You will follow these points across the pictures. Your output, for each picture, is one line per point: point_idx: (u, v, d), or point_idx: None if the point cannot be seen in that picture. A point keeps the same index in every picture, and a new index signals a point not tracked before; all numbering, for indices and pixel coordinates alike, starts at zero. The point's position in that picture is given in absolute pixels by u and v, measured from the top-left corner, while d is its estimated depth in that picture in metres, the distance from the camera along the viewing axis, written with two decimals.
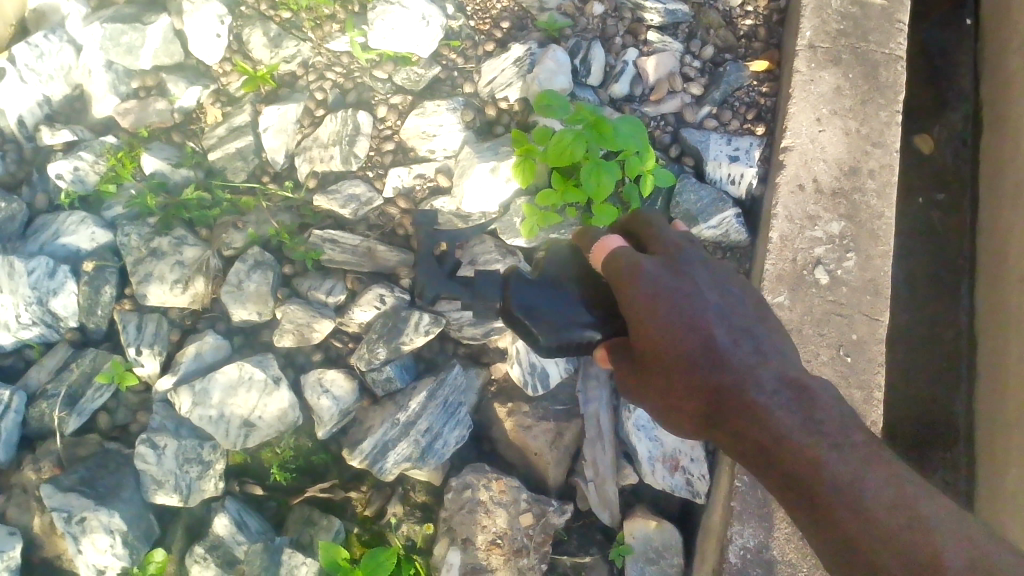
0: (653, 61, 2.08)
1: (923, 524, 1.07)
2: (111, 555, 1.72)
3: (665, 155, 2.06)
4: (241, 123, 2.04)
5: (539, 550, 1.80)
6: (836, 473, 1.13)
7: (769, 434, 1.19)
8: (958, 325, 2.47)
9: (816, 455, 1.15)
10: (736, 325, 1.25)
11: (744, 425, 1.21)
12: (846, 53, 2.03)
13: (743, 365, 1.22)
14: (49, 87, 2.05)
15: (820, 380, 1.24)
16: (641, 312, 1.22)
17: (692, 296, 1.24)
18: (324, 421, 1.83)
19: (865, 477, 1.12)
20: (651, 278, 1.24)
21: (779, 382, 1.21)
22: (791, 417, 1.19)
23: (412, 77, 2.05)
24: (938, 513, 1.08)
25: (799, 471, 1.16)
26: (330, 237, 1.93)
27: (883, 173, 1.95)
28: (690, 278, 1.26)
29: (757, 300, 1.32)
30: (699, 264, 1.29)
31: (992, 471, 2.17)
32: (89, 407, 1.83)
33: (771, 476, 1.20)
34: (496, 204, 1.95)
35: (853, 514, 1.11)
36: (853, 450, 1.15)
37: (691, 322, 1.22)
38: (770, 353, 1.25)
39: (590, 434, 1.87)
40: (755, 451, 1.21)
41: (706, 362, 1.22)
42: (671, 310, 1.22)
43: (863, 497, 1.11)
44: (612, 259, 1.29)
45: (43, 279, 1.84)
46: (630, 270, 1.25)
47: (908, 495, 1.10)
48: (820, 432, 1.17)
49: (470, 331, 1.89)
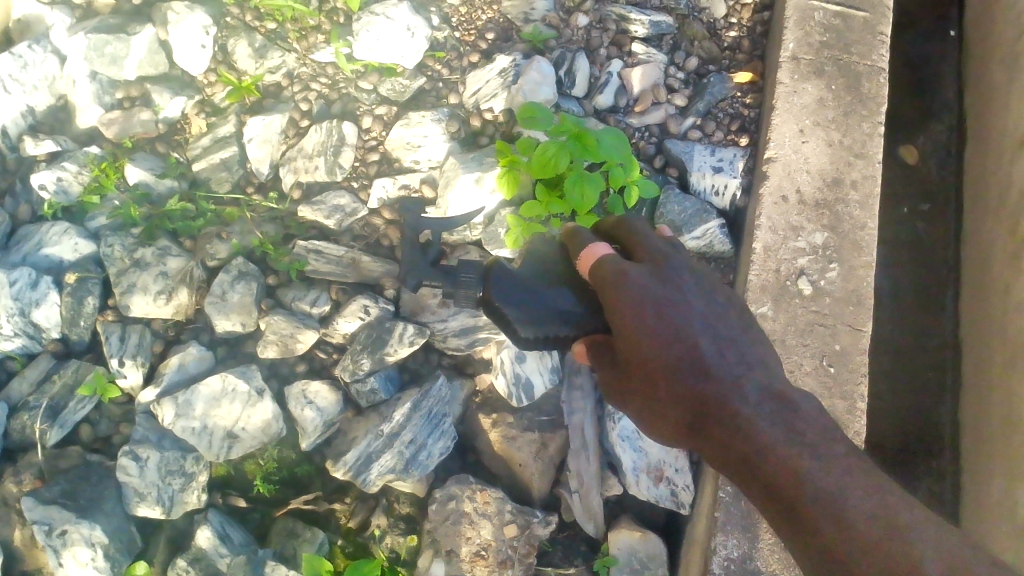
0: (638, 71, 2.08)
1: (904, 537, 1.08)
2: (93, 568, 1.71)
3: (650, 166, 2.06)
4: (226, 134, 2.03)
5: (523, 562, 1.80)
6: (819, 484, 1.13)
7: (751, 443, 1.19)
8: (943, 335, 2.48)
9: (799, 465, 1.15)
10: (722, 334, 1.25)
11: (726, 433, 1.21)
12: (829, 65, 2.05)
13: (728, 376, 1.22)
14: (33, 97, 2.04)
15: (802, 391, 1.25)
16: (628, 319, 1.21)
17: (679, 305, 1.23)
18: (308, 432, 1.82)
19: (847, 487, 1.13)
20: (639, 286, 1.22)
21: (761, 394, 1.21)
22: (774, 427, 1.19)
23: (397, 87, 2.05)
24: (918, 525, 1.10)
25: (780, 483, 1.16)
26: (315, 248, 1.93)
27: (866, 184, 1.96)
28: (677, 286, 1.25)
29: (741, 308, 1.32)
30: (687, 272, 1.28)
31: (976, 479, 2.19)
32: (71, 419, 1.82)
33: (752, 486, 1.20)
34: (481, 215, 1.95)
35: (835, 524, 1.11)
36: (836, 463, 1.15)
37: (677, 332, 1.22)
38: (755, 363, 1.25)
39: (574, 445, 1.86)
40: (736, 462, 1.21)
41: (692, 371, 1.22)
42: (657, 318, 1.21)
43: (845, 507, 1.11)
44: (599, 266, 1.27)
45: (26, 290, 1.84)
46: (616, 277, 1.23)
47: (889, 508, 1.11)
48: (802, 443, 1.17)
49: (454, 342, 1.89)
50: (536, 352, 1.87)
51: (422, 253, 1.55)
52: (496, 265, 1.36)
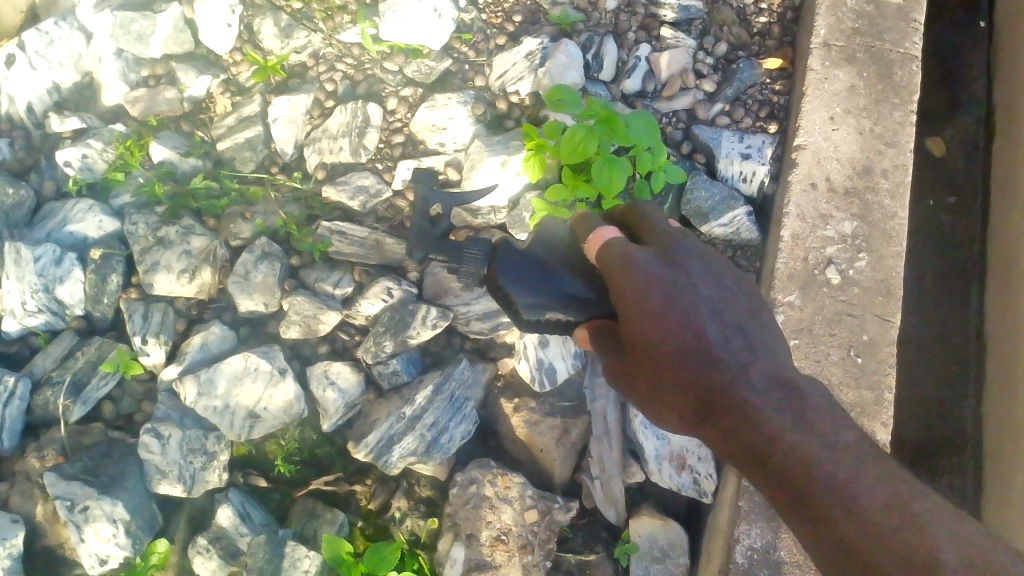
0: (667, 56, 2.06)
1: (915, 521, 1.06)
2: (114, 544, 1.70)
3: (677, 152, 2.05)
4: (250, 113, 2.02)
5: (544, 547, 1.79)
6: (827, 469, 1.11)
7: (758, 432, 1.17)
8: (966, 329, 2.45)
9: (809, 453, 1.13)
10: (730, 320, 1.25)
11: (731, 421, 1.20)
12: (861, 52, 2.02)
13: (733, 362, 1.21)
14: (58, 74, 2.04)
15: (811, 380, 1.23)
16: (634, 304, 1.21)
17: (686, 290, 1.22)
18: (329, 413, 1.81)
19: (858, 474, 1.11)
20: (645, 272, 1.22)
21: (766, 383, 1.21)
22: (780, 415, 1.18)
23: (423, 70, 2.03)
24: (932, 511, 1.06)
25: (787, 470, 1.14)
26: (338, 229, 1.91)
27: (896, 173, 1.94)
28: (683, 271, 1.24)
29: (751, 295, 1.31)
30: (696, 256, 1.28)
31: (999, 477, 2.16)
32: (93, 396, 1.82)
33: (760, 476, 1.18)
34: (506, 198, 1.93)
35: (845, 511, 1.09)
36: (845, 450, 1.13)
37: (684, 316, 1.21)
38: (761, 350, 1.24)
39: (596, 431, 1.85)
40: (744, 453, 1.19)
41: (696, 357, 1.21)
42: (664, 303, 1.20)
43: (857, 494, 1.09)
44: (606, 249, 1.27)
45: (51, 266, 1.83)
46: (624, 259, 1.23)
47: (900, 494, 1.09)
48: (811, 431, 1.15)
49: (477, 326, 1.88)
50: (561, 337, 1.85)
51: (429, 225, 1.56)
52: (503, 243, 1.39)
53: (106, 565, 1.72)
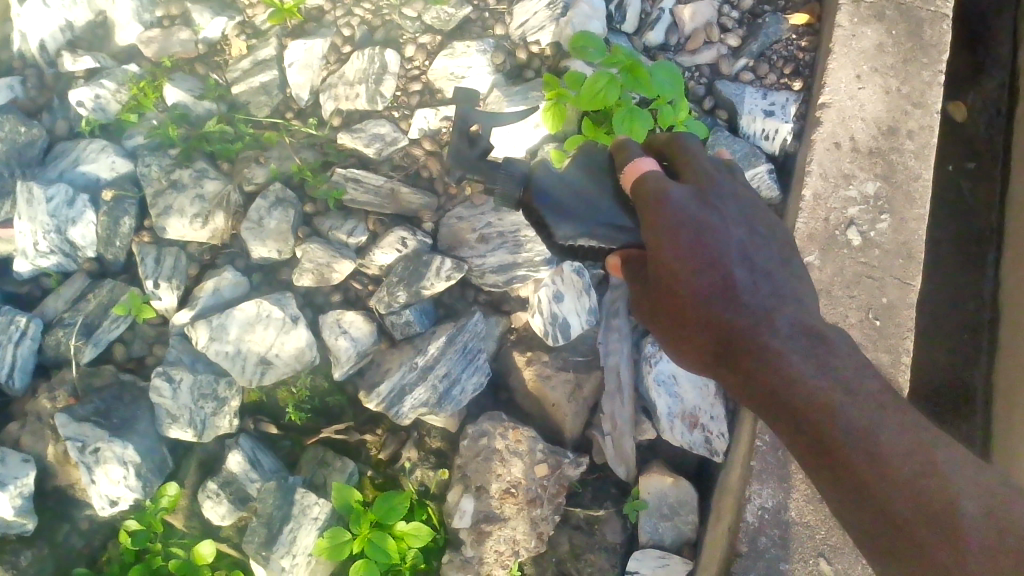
0: (690, 8, 2.01)
1: (938, 472, 1.11)
2: (125, 486, 1.71)
3: (699, 107, 2.01)
4: (266, 56, 1.99)
5: (552, 501, 1.79)
6: (850, 416, 1.16)
7: (779, 377, 1.20)
8: (981, 296, 2.42)
9: (832, 400, 1.17)
10: (757, 263, 1.26)
11: (753, 364, 1.22)
12: (890, 9, 1.98)
13: (758, 306, 1.23)
14: (72, 12, 1.99)
15: (833, 327, 1.26)
16: (663, 241, 1.21)
17: (717, 229, 1.23)
18: (341, 361, 1.80)
19: (881, 423, 1.15)
20: (679, 207, 1.22)
21: (790, 328, 1.22)
22: (805, 362, 1.20)
23: (442, 16, 1.98)
24: (953, 460, 1.12)
25: (807, 415, 1.18)
26: (353, 176, 1.89)
27: (923, 134, 1.90)
28: (718, 211, 1.25)
29: (783, 243, 1.32)
30: (730, 196, 1.29)
31: (1005, 444, 2.14)
32: (105, 337, 1.82)
33: (777, 419, 1.22)
34: (523, 149, 1.90)
35: (867, 459, 1.14)
36: (867, 398, 1.17)
37: (712, 257, 1.22)
38: (786, 295, 1.26)
39: (609, 387, 1.84)
40: (762, 395, 1.22)
41: (720, 297, 1.22)
42: (694, 243, 1.21)
43: (878, 442, 1.14)
44: (640, 182, 1.27)
45: (63, 207, 1.81)
46: (658, 194, 1.23)
47: (921, 442, 1.14)
48: (833, 376, 1.19)
49: (491, 278, 1.86)
50: (575, 292, 1.83)
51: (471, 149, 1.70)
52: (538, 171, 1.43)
53: (116, 506, 1.72)
